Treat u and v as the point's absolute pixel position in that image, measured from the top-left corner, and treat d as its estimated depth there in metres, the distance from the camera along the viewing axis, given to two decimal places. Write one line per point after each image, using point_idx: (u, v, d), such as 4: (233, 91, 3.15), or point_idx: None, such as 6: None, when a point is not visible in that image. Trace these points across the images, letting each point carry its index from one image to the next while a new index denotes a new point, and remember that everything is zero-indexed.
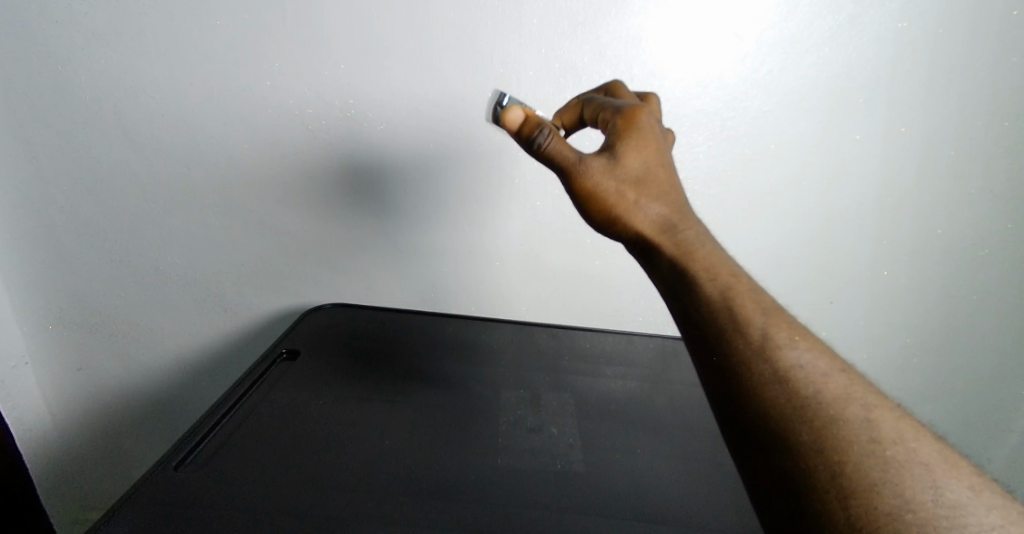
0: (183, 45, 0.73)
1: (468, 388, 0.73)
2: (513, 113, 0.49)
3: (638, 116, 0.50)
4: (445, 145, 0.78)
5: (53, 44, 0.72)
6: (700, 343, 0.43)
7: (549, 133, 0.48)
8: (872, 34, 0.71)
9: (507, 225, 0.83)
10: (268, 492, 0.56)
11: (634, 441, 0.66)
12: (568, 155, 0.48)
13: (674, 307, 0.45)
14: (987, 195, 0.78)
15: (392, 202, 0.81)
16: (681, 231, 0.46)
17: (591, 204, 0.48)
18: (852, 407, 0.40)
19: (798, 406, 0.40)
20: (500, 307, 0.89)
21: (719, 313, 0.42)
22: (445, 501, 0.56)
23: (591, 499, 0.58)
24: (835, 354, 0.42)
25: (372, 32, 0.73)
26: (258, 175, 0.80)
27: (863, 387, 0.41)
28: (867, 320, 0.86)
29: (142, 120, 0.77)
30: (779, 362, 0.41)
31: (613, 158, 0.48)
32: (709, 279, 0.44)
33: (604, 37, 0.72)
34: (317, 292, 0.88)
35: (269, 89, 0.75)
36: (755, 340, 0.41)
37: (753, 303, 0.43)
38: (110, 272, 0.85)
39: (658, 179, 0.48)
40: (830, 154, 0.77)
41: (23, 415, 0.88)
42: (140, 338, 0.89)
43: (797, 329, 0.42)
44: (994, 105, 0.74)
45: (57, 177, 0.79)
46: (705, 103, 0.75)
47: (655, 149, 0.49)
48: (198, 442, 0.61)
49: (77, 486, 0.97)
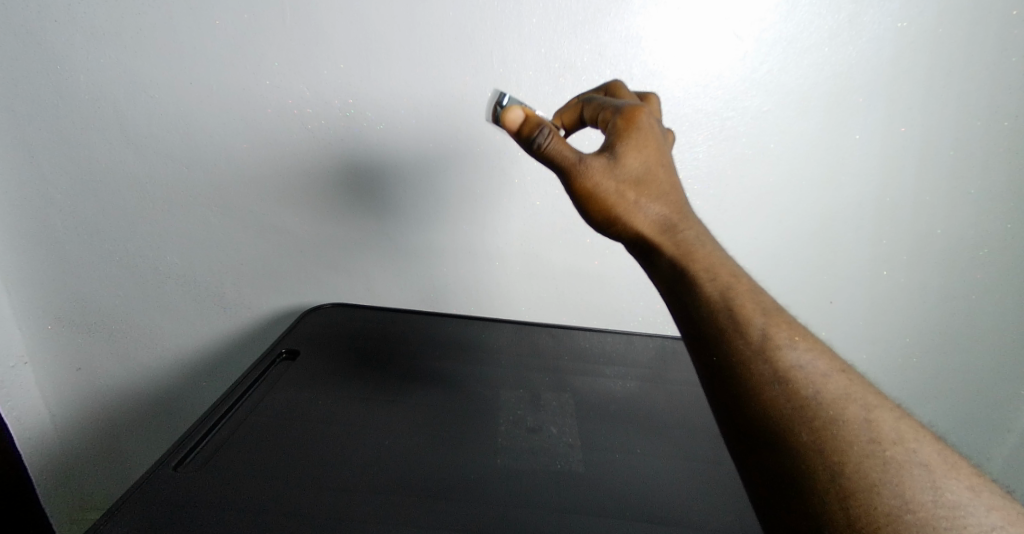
0: (182, 44, 0.73)
1: (468, 388, 0.73)
2: (513, 112, 0.49)
3: (638, 116, 0.50)
4: (445, 145, 0.78)
5: (53, 44, 0.72)
6: (700, 343, 0.43)
7: (549, 133, 0.48)
8: (872, 34, 0.71)
9: (507, 224, 0.83)
10: (267, 492, 0.56)
11: (633, 441, 0.66)
12: (568, 155, 0.48)
13: (674, 306, 0.45)
14: (987, 195, 0.78)
15: (392, 201, 0.81)
16: (681, 231, 0.46)
17: (591, 205, 0.48)
18: (852, 408, 0.40)
19: (798, 406, 0.39)
20: (499, 307, 0.89)
21: (719, 313, 0.42)
22: (445, 500, 0.56)
23: (591, 498, 0.58)
24: (835, 355, 0.42)
25: (372, 31, 0.73)
26: (258, 174, 0.80)
27: (863, 388, 0.41)
28: (867, 320, 0.86)
29: (141, 120, 0.77)
30: (779, 362, 0.41)
31: (613, 158, 0.48)
32: (709, 280, 0.44)
33: (604, 37, 0.72)
34: (316, 292, 0.88)
35: (268, 89, 0.75)
36: (756, 341, 0.41)
37: (753, 304, 0.43)
38: (109, 272, 0.85)
39: (658, 179, 0.48)
40: (830, 154, 0.77)
41: (22, 415, 0.88)
42: (140, 338, 0.89)
43: (797, 329, 0.42)
44: (994, 105, 0.74)
45: (56, 176, 0.79)
46: (704, 103, 0.75)
47: (655, 149, 0.49)
48: (198, 442, 0.61)
49: (76, 486, 0.97)
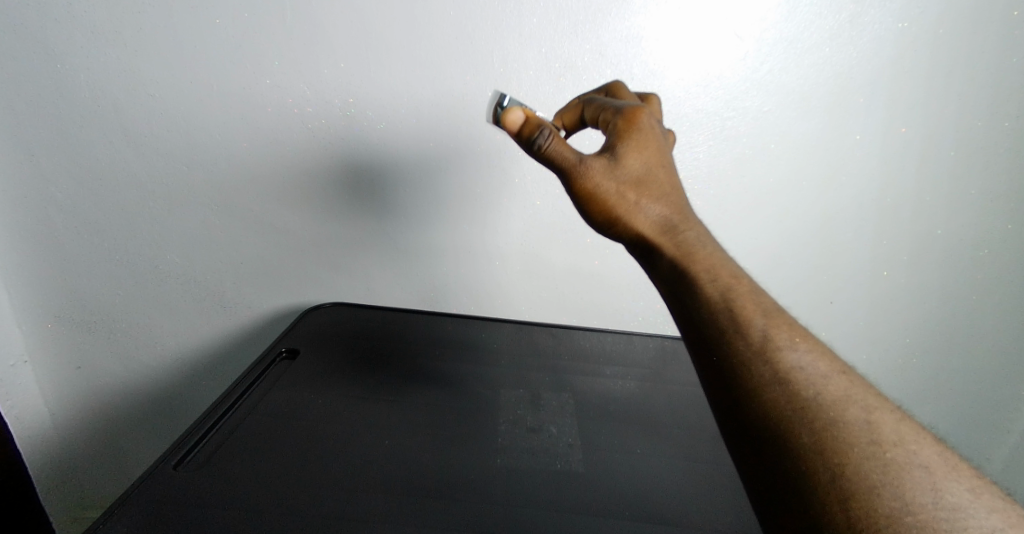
0: (183, 43, 0.73)
1: (468, 388, 0.73)
2: (513, 113, 0.49)
3: (639, 117, 0.50)
4: (445, 145, 0.78)
5: (53, 42, 0.72)
6: (700, 345, 0.43)
7: (549, 134, 0.48)
8: (872, 34, 0.71)
9: (507, 224, 0.83)
10: (266, 491, 0.55)
11: (633, 441, 0.66)
12: (569, 156, 0.48)
13: (674, 308, 0.45)
14: (987, 195, 0.78)
15: (391, 201, 0.81)
16: (681, 232, 0.46)
17: (591, 205, 0.48)
18: (852, 409, 0.40)
19: (798, 408, 0.39)
20: (499, 307, 0.89)
21: (720, 315, 0.42)
22: (445, 500, 0.56)
23: (591, 498, 0.58)
24: (835, 356, 0.42)
25: (372, 30, 0.73)
26: (258, 174, 0.80)
27: (863, 389, 0.41)
28: (867, 320, 0.86)
29: (141, 119, 0.77)
30: (779, 364, 0.41)
31: (613, 159, 0.48)
32: (709, 280, 0.44)
33: (604, 37, 0.72)
34: (316, 291, 0.88)
35: (268, 88, 0.75)
36: (756, 342, 0.41)
37: (754, 305, 0.43)
38: (109, 271, 0.85)
39: (658, 180, 0.48)
40: (830, 154, 0.77)
41: (22, 414, 0.88)
42: (140, 337, 0.90)
43: (797, 330, 0.42)
44: (994, 105, 0.74)
45: (56, 175, 0.79)
46: (704, 103, 0.75)
47: (655, 149, 0.49)
48: (197, 441, 0.61)
49: (76, 485, 0.97)
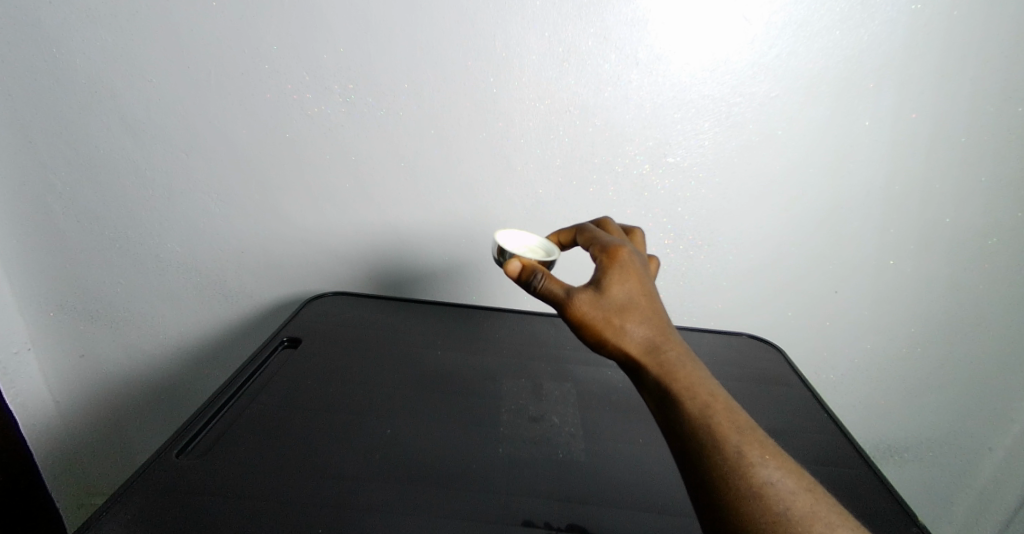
0: (189, 28, 0.75)
1: (470, 379, 0.74)
2: (509, 261, 0.51)
3: (621, 253, 0.52)
4: (450, 132, 0.80)
5: (53, 29, 0.75)
6: (682, 455, 0.45)
7: (541, 275, 0.50)
8: (883, 16, 0.73)
9: (508, 214, 0.85)
10: (263, 484, 0.58)
11: (636, 430, 0.68)
12: (559, 292, 0.50)
13: (659, 423, 0.47)
14: (999, 182, 0.80)
15: (398, 188, 0.84)
16: (665, 352, 0.48)
17: (581, 332, 0.49)
18: (818, 524, 0.42)
19: (770, 521, 0.42)
20: (500, 296, 0.92)
21: (698, 430, 0.45)
22: (447, 489, 0.59)
23: (591, 487, 0.61)
24: (803, 473, 0.45)
25: (378, 15, 0.74)
26: (269, 160, 0.82)
27: (827, 505, 0.43)
28: (870, 311, 0.88)
29: (141, 107, 0.79)
30: (753, 479, 0.43)
31: (598, 290, 0.49)
32: (690, 398, 0.46)
33: (609, 20, 0.74)
34: (325, 279, 0.90)
35: (269, 73, 0.78)
36: (731, 457, 0.44)
37: (729, 423, 0.45)
38: (111, 261, 0.88)
39: (641, 306, 0.49)
40: (837, 139, 0.79)
41: (25, 400, 0.91)
42: (141, 324, 0.92)
43: (769, 448, 0.45)
44: (1010, 89, 0.75)
45: (56, 163, 0.82)
46: (711, 88, 0.77)
47: (638, 280, 0.50)
48: (197, 431, 0.63)
49: (80, 471, 1.00)
